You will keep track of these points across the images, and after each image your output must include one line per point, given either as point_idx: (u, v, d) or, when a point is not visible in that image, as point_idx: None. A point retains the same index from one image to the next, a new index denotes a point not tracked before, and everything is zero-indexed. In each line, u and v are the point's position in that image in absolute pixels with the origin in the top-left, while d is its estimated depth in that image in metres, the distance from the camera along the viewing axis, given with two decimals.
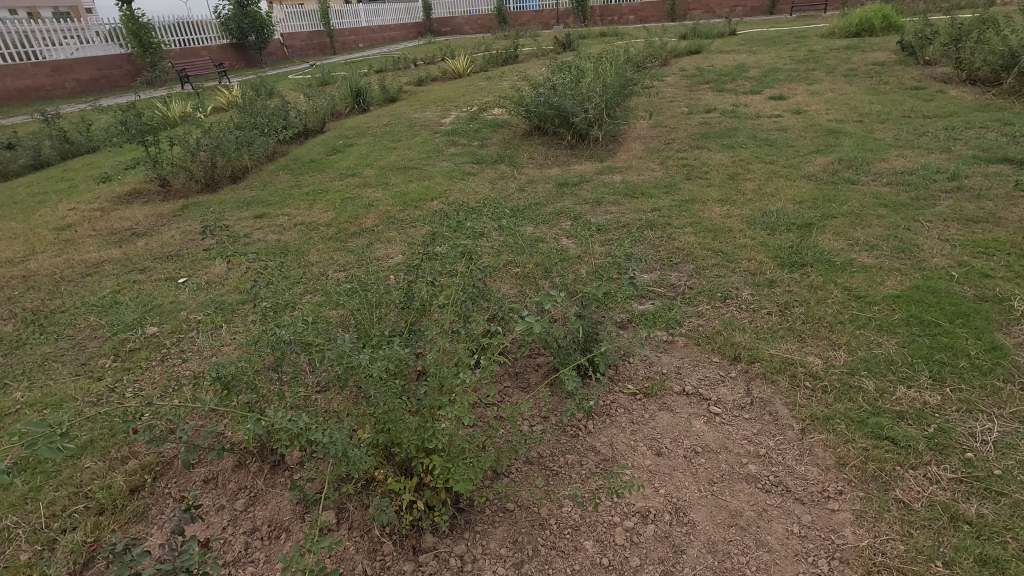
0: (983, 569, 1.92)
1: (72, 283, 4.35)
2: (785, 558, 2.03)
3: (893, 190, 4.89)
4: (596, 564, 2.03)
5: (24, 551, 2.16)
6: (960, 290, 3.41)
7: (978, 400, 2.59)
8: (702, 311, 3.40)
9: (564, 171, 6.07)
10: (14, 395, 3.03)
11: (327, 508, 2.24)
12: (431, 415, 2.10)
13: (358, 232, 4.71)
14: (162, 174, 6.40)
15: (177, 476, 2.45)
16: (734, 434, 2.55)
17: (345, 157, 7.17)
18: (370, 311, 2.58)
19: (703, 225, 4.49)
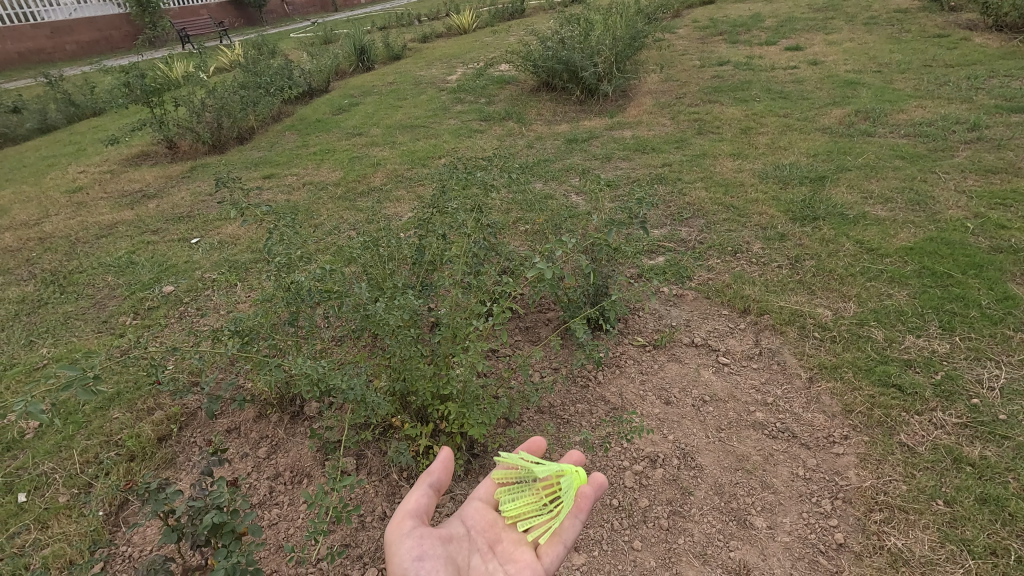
0: (983, 507, 1.98)
1: (87, 245, 4.41)
2: (790, 499, 2.09)
3: (911, 141, 4.77)
4: (607, 505, 2.11)
5: (62, 494, 2.29)
6: (975, 241, 3.37)
7: (987, 348, 2.61)
8: (712, 264, 3.39)
9: (573, 127, 5.97)
10: (41, 351, 3.14)
11: (347, 454, 2.32)
12: (445, 364, 2.16)
13: (367, 191, 4.70)
14: (169, 135, 6.38)
15: (201, 426, 2.54)
16: (742, 383, 2.59)
17: (351, 116, 7.08)
18: (383, 265, 2.61)
19: (714, 180, 4.44)
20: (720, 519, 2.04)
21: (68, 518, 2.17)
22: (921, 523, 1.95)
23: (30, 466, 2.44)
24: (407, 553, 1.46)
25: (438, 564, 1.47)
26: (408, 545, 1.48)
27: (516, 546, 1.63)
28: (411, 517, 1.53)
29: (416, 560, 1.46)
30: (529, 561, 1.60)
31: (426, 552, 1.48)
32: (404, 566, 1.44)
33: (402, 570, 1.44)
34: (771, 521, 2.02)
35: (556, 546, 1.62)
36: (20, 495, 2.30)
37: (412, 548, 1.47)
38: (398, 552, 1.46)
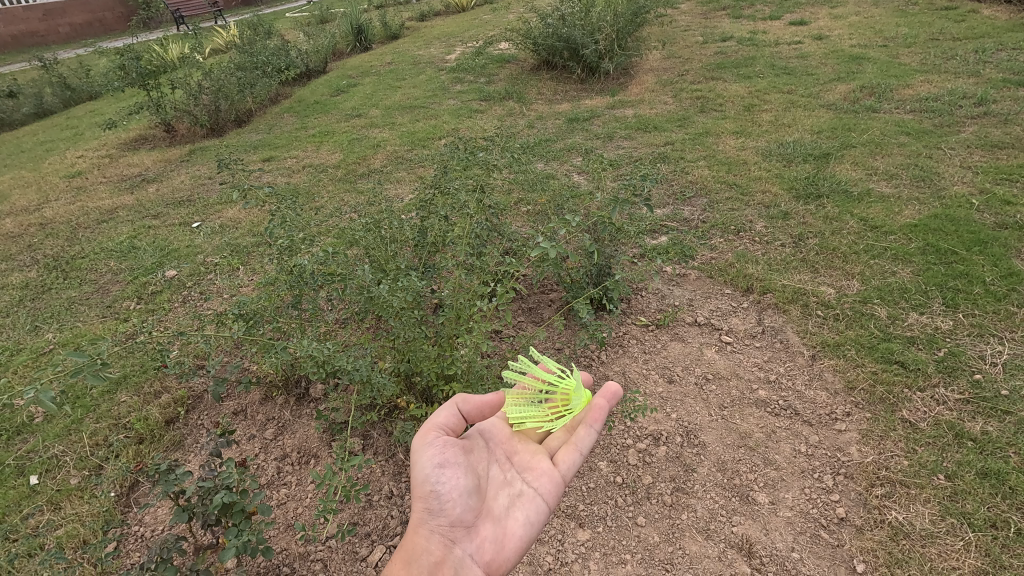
0: (984, 481, 2.00)
1: (89, 230, 4.40)
2: (792, 475, 2.11)
3: (916, 117, 4.72)
4: (611, 482, 2.13)
5: (73, 476, 2.32)
6: (980, 217, 3.35)
7: (990, 324, 2.61)
8: (715, 243, 3.38)
9: (574, 106, 5.90)
10: (47, 336, 3.15)
11: (353, 434, 2.34)
12: (449, 345, 2.17)
13: (367, 172, 4.68)
14: (167, 119, 6.33)
15: (208, 408, 2.57)
16: (745, 361, 2.60)
17: (350, 97, 7.01)
18: (385, 247, 2.61)
19: (717, 158, 4.40)
20: (723, 494, 2.07)
21: (80, 499, 2.20)
22: (922, 497, 1.97)
23: (40, 449, 2.47)
24: (430, 463, 1.47)
25: (459, 474, 1.48)
26: (430, 456, 1.48)
27: (533, 456, 1.64)
28: (436, 432, 1.52)
29: (437, 469, 1.46)
30: (545, 470, 1.61)
31: (448, 462, 1.48)
32: (426, 474, 1.46)
33: (424, 478, 1.46)
34: (773, 497, 2.05)
35: (571, 455, 1.63)
36: (32, 478, 2.33)
37: (433, 458, 1.47)
38: (421, 463, 1.47)
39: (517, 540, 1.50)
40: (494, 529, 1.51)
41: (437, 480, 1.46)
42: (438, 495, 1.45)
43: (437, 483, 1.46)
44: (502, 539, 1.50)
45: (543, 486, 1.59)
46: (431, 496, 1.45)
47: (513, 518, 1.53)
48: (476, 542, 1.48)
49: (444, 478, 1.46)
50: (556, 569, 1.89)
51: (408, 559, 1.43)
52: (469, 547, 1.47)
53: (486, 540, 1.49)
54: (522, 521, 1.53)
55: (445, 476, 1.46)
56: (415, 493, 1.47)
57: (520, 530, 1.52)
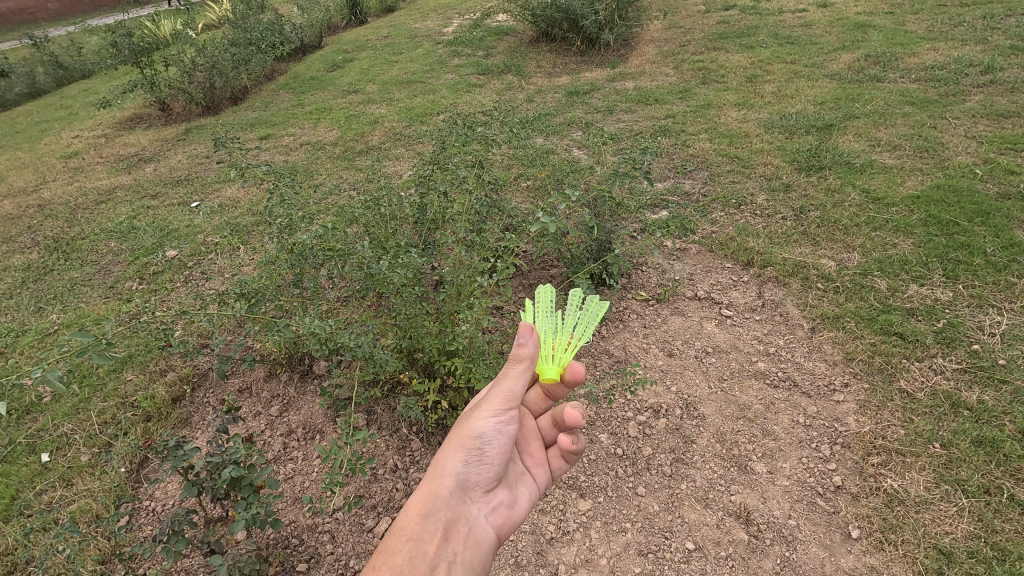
0: (979, 449, 2.03)
1: (88, 211, 4.39)
2: (790, 445, 2.15)
3: (921, 87, 4.64)
4: (611, 454, 2.17)
5: (83, 453, 2.37)
6: (983, 188, 3.33)
7: (989, 295, 2.61)
8: (715, 217, 3.37)
9: (574, 79, 5.81)
10: (51, 317, 3.17)
11: (357, 410, 2.37)
12: (451, 321, 2.19)
13: (365, 150, 4.63)
14: (161, 97, 6.26)
15: (214, 386, 2.60)
16: (745, 334, 2.62)
17: (346, 73, 6.90)
18: (385, 224, 2.60)
19: (719, 130, 4.35)
20: (722, 465, 2.10)
21: (91, 475, 2.24)
22: (917, 465, 2.00)
23: (50, 427, 2.51)
24: (490, 421, 1.41)
25: (503, 440, 1.45)
26: (492, 416, 1.41)
27: (533, 438, 1.65)
28: (511, 402, 1.41)
29: (493, 430, 1.41)
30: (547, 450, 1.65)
31: (503, 428, 1.43)
32: (480, 431, 1.40)
33: (478, 435, 1.40)
34: (771, 466, 2.08)
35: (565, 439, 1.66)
36: (43, 455, 2.38)
37: (495, 417, 1.41)
38: (480, 416, 1.41)
39: (525, 510, 1.52)
40: (508, 495, 1.50)
41: (489, 439, 1.41)
42: (481, 454, 1.41)
43: (486, 441, 1.41)
44: (513, 507, 1.50)
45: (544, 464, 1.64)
46: (474, 452, 1.40)
47: (522, 489, 1.55)
48: (492, 505, 1.45)
49: (495, 440, 1.42)
50: (558, 538, 1.93)
51: (428, 509, 1.31)
52: (483, 508, 1.43)
53: (500, 505, 1.47)
54: (528, 493, 1.56)
55: (494, 438, 1.43)
56: (459, 444, 1.39)
57: (527, 501, 1.54)
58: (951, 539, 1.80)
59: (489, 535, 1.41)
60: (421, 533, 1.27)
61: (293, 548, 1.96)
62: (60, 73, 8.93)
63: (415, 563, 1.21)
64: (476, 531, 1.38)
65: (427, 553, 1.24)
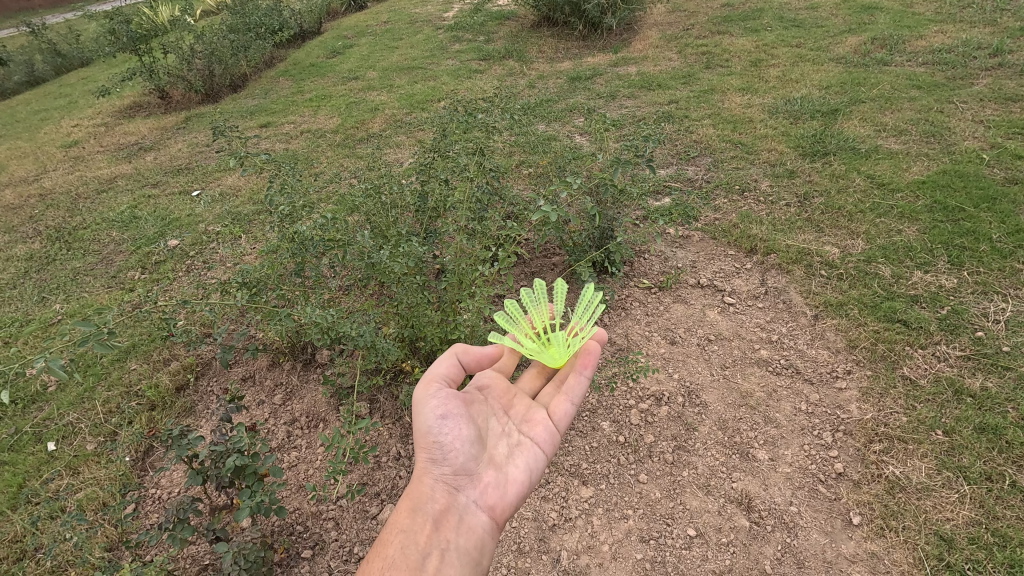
0: (981, 435, 2.03)
1: (89, 200, 4.39)
2: (792, 432, 2.15)
3: (928, 70, 4.58)
4: (613, 441, 2.17)
5: (89, 442, 2.38)
6: (989, 173, 3.29)
7: (994, 282, 2.60)
8: (719, 204, 3.34)
9: (575, 64, 5.74)
10: (54, 307, 3.18)
11: (360, 398, 2.38)
12: (452, 309, 2.19)
13: (365, 137, 4.60)
14: (160, 85, 6.22)
15: (217, 375, 2.61)
16: (748, 322, 2.61)
17: (346, 59, 6.84)
18: (386, 212, 2.58)
19: (722, 116, 4.30)
20: (724, 452, 2.11)
21: (97, 464, 2.26)
22: (919, 452, 2.00)
23: (56, 416, 2.53)
24: (433, 414, 1.46)
25: (460, 424, 1.47)
26: (431, 408, 1.46)
27: (527, 413, 1.65)
28: (435, 387, 1.49)
29: (440, 420, 1.46)
30: (542, 421, 1.63)
31: (450, 413, 1.47)
32: (429, 425, 1.46)
33: (429, 429, 1.46)
34: (773, 454, 2.09)
35: (566, 404, 1.66)
36: (49, 444, 2.40)
37: (433, 407, 1.46)
38: (424, 415, 1.47)
39: (520, 485, 1.50)
40: (498, 475, 1.50)
41: (440, 429, 1.45)
42: (444, 443, 1.45)
43: (441, 432, 1.45)
44: (506, 485, 1.50)
45: (541, 436, 1.61)
46: (437, 446, 1.45)
47: (515, 464, 1.53)
48: (480, 488, 1.47)
49: (446, 428, 1.46)
50: (560, 525, 1.94)
51: (412, 505, 1.41)
52: (472, 494, 1.45)
53: (489, 487, 1.48)
54: (523, 467, 1.54)
55: (448, 425, 1.46)
56: (420, 443, 1.47)
57: (521, 476, 1.52)
58: (952, 525, 1.81)
59: (483, 518, 1.44)
60: (408, 527, 1.37)
61: (297, 535, 1.98)
62: (59, 61, 8.88)
63: (405, 554, 1.32)
64: (467, 518, 1.41)
65: (415, 544, 1.34)
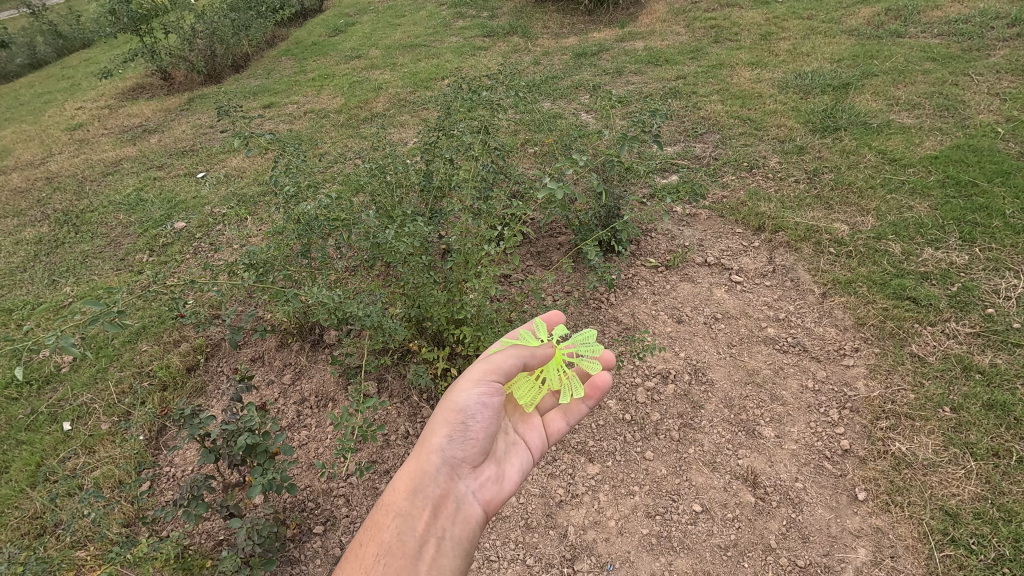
0: (989, 412, 2.03)
1: (95, 183, 4.40)
2: (798, 410, 2.15)
3: (943, 42, 4.46)
4: (619, 419, 2.19)
5: (104, 421, 2.43)
6: (1004, 147, 3.23)
7: (1007, 258, 2.56)
8: (727, 181, 3.31)
9: (581, 40, 5.64)
10: (64, 290, 3.21)
11: (368, 378, 2.40)
12: (458, 289, 2.20)
13: (369, 117, 4.56)
14: (162, 66, 6.17)
15: (227, 356, 2.64)
16: (755, 300, 2.60)
17: (348, 37, 6.75)
18: (391, 192, 2.58)
19: (731, 91, 4.23)
20: (729, 429, 2.12)
21: (112, 443, 2.30)
22: (926, 429, 2.01)
23: (70, 397, 2.57)
24: (474, 394, 1.44)
25: (488, 413, 1.47)
26: (477, 389, 1.44)
27: (522, 416, 1.68)
28: (496, 374, 1.47)
29: (477, 404, 1.45)
30: (538, 427, 1.68)
31: (489, 402, 1.47)
32: (463, 405, 1.44)
33: (461, 408, 1.43)
34: (779, 431, 2.10)
35: (559, 422, 1.72)
36: (65, 424, 2.44)
37: (478, 391, 1.44)
38: (463, 393, 1.44)
39: (514, 485, 1.55)
40: (496, 470, 1.53)
41: (473, 414, 1.44)
42: (467, 428, 1.44)
43: (470, 416, 1.44)
44: (502, 481, 1.53)
45: (533, 441, 1.66)
46: (459, 429, 1.44)
47: (510, 462, 1.57)
48: (479, 480, 1.49)
49: (479, 414, 1.45)
50: (567, 501, 1.97)
51: (415, 486, 1.38)
52: (471, 484, 1.47)
53: (487, 480, 1.50)
54: (516, 467, 1.58)
55: (479, 412, 1.45)
56: (441, 419, 1.43)
57: (515, 475, 1.56)
58: (958, 500, 1.81)
59: (479, 509, 1.46)
60: (408, 510, 1.35)
61: (309, 511, 2.02)
62: (60, 43, 8.81)
63: (403, 540, 1.30)
64: (464, 507, 1.42)
65: (415, 530, 1.32)
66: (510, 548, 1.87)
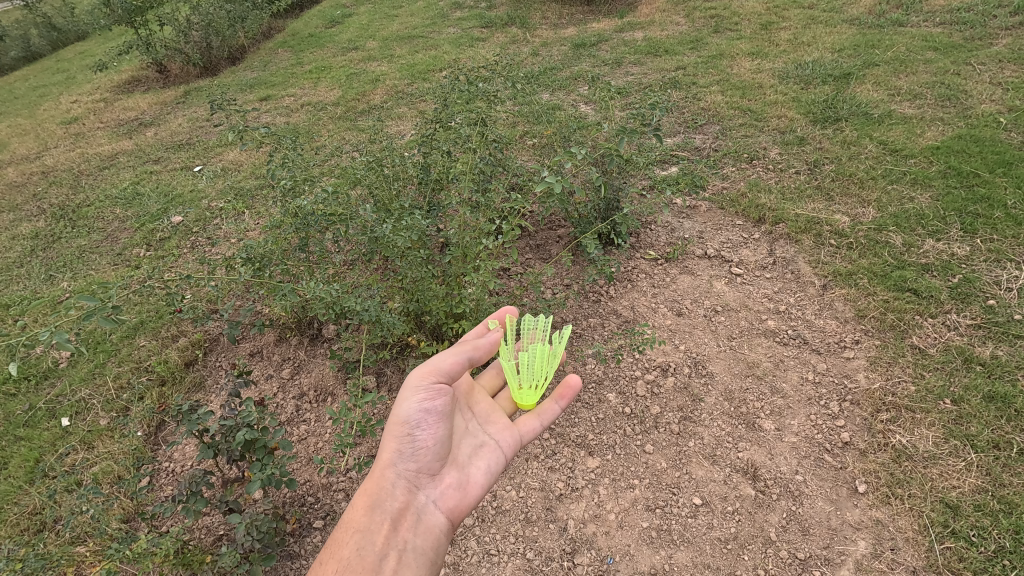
0: (990, 404, 2.02)
1: (91, 177, 4.37)
2: (798, 402, 2.15)
3: (945, 30, 4.42)
4: (619, 413, 2.18)
5: (102, 417, 2.42)
6: (1006, 137, 3.21)
7: (1008, 249, 2.55)
8: (727, 173, 3.29)
9: (580, 30, 5.58)
10: (61, 284, 3.19)
11: (367, 372, 2.39)
12: (457, 283, 2.19)
13: (367, 109, 4.52)
14: (158, 59, 6.12)
15: (225, 350, 2.63)
16: (755, 293, 2.59)
17: (345, 29, 6.69)
18: (389, 185, 2.55)
19: (731, 82, 4.19)
20: (730, 422, 2.11)
21: (110, 439, 2.30)
22: (927, 421, 2.00)
23: (68, 393, 2.56)
24: (415, 405, 1.44)
25: (439, 420, 1.46)
26: (418, 397, 1.44)
27: (492, 413, 1.67)
28: (433, 377, 1.46)
29: (422, 414, 1.45)
30: (506, 427, 1.64)
31: (434, 408, 1.46)
32: (408, 417, 1.44)
33: (406, 420, 1.44)
34: (779, 423, 2.09)
35: (532, 422, 1.67)
36: (63, 419, 2.44)
37: (417, 399, 1.44)
38: (403, 404, 1.44)
39: (480, 489, 1.53)
40: (459, 476, 1.52)
41: (419, 424, 1.45)
42: (417, 440, 1.45)
43: (417, 426, 1.45)
44: (467, 486, 1.52)
45: (502, 441, 1.61)
46: (408, 440, 1.45)
47: (475, 466, 1.55)
48: (441, 489, 1.49)
49: (425, 423, 1.45)
50: (567, 494, 1.96)
51: (372, 503, 1.40)
52: (432, 493, 1.47)
53: (450, 487, 1.50)
54: (484, 470, 1.56)
55: (425, 420, 1.45)
56: (390, 433, 1.45)
57: (482, 479, 1.55)
58: (958, 493, 1.81)
59: (443, 516, 1.46)
60: (367, 526, 1.37)
61: (309, 506, 2.02)
62: (55, 36, 8.73)
63: (361, 556, 1.32)
64: (426, 518, 1.44)
65: (374, 545, 1.35)
66: (510, 542, 1.87)
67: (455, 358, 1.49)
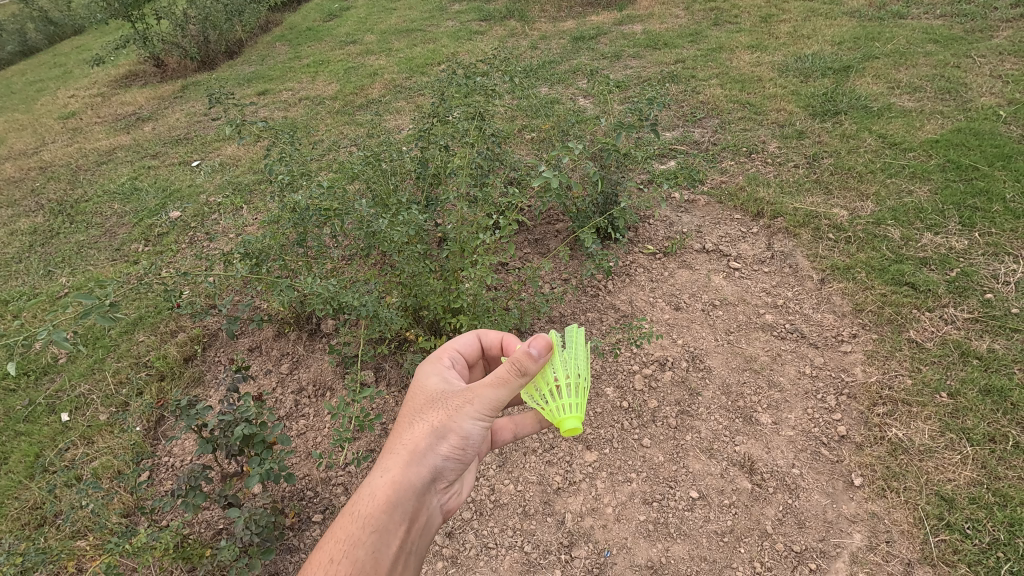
0: (986, 398, 2.03)
1: (89, 172, 4.36)
2: (795, 396, 2.16)
3: (946, 23, 4.40)
4: (617, 407, 2.19)
5: (102, 412, 2.43)
6: (1006, 130, 3.20)
7: (1006, 242, 2.55)
8: (726, 167, 3.28)
9: (579, 24, 5.56)
10: (60, 280, 3.20)
11: (365, 367, 2.40)
12: (454, 278, 2.19)
13: (365, 104, 4.51)
14: (155, 53, 6.10)
15: (224, 345, 2.64)
16: (753, 287, 2.59)
17: (343, 22, 6.65)
18: (386, 180, 2.55)
19: (731, 75, 4.18)
20: (727, 416, 2.12)
21: (110, 434, 2.31)
22: (923, 415, 2.01)
23: (67, 388, 2.57)
24: (483, 418, 1.22)
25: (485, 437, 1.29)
26: (488, 413, 1.21)
27: None
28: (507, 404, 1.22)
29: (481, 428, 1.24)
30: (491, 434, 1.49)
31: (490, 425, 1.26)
32: (468, 427, 1.22)
33: (465, 428, 1.22)
34: (776, 417, 2.10)
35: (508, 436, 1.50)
36: (63, 415, 2.45)
37: (487, 419, 1.22)
38: (472, 412, 1.21)
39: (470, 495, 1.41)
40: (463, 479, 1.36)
41: (476, 437, 1.24)
42: (464, 451, 1.24)
43: (472, 437, 1.24)
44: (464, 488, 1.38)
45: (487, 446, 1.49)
46: (459, 448, 1.23)
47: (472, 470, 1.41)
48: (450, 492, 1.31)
49: (480, 438, 1.25)
50: (564, 488, 1.97)
51: (399, 498, 1.15)
52: (443, 496, 1.28)
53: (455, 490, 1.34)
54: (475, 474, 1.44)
55: (479, 435, 1.25)
56: (443, 430, 1.21)
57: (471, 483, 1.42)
58: (953, 486, 1.82)
59: (443, 522, 1.29)
60: (386, 525, 1.12)
61: (308, 500, 2.03)
62: (52, 30, 8.70)
63: (377, 560, 1.08)
64: (433, 522, 1.25)
65: (391, 548, 1.11)
66: (508, 535, 1.87)
67: (514, 385, 1.15)
